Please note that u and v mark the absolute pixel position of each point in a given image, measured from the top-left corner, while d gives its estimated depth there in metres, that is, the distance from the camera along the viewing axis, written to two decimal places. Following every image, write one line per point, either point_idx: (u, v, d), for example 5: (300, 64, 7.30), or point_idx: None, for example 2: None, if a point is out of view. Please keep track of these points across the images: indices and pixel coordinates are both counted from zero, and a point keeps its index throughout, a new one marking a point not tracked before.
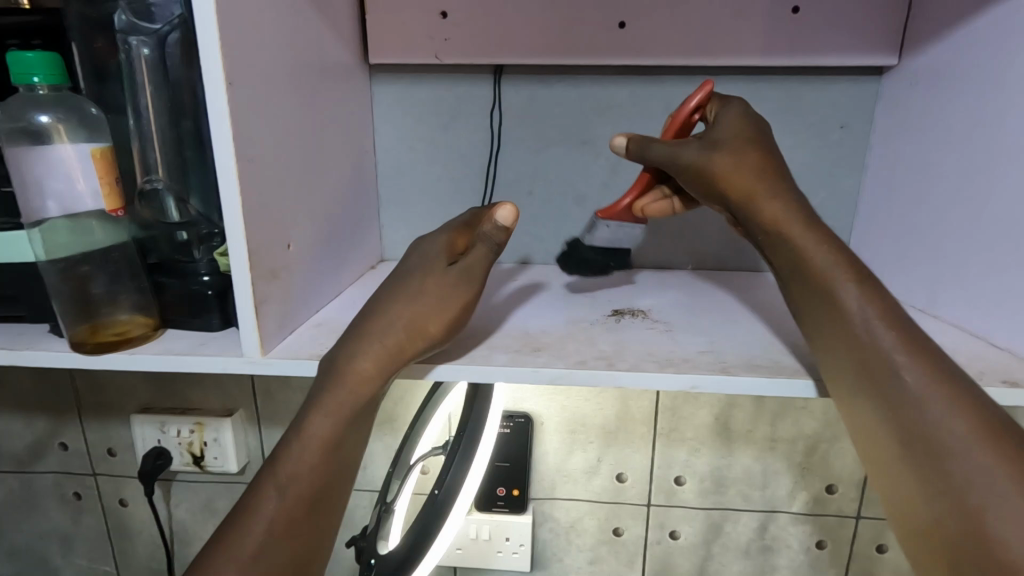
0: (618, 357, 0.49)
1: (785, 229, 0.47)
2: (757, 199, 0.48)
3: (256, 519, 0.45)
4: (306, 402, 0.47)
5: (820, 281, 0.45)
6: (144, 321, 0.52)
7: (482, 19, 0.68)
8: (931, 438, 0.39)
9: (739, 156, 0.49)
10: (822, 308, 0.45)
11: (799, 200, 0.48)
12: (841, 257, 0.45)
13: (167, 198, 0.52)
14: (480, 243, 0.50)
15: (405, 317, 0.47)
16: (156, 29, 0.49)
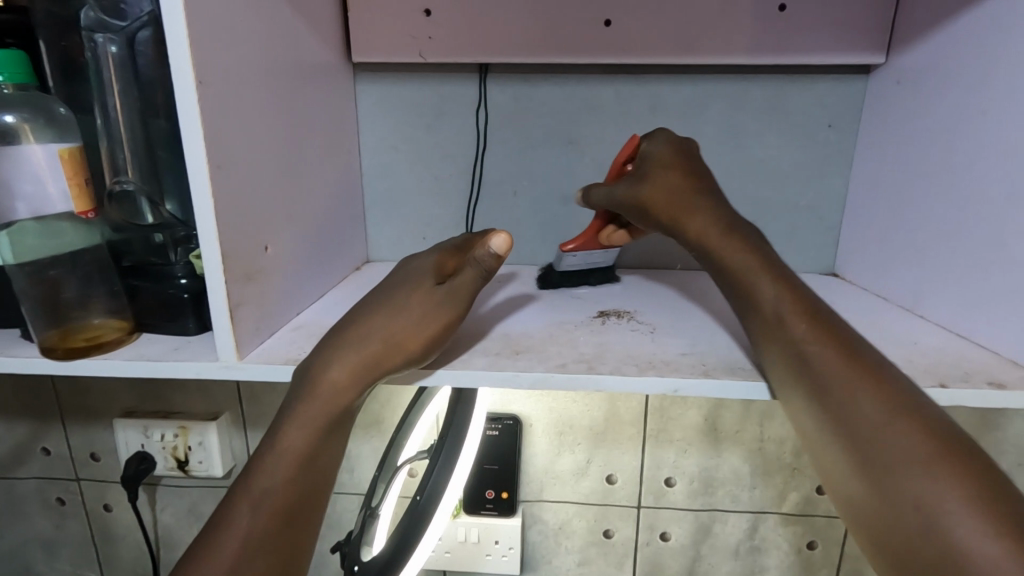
0: (601, 360, 0.49)
1: (716, 244, 0.49)
2: (688, 219, 0.50)
3: (228, 532, 0.44)
4: (281, 414, 0.47)
5: (747, 295, 0.47)
6: (117, 325, 0.51)
7: (466, 18, 0.67)
8: (867, 444, 0.38)
9: (665, 182, 0.53)
10: (753, 322, 0.46)
11: (729, 214, 0.50)
12: (764, 267, 0.47)
13: (139, 200, 0.50)
14: (470, 266, 0.49)
15: (385, 328, 0.47)
16: (124, 26, 0.47)
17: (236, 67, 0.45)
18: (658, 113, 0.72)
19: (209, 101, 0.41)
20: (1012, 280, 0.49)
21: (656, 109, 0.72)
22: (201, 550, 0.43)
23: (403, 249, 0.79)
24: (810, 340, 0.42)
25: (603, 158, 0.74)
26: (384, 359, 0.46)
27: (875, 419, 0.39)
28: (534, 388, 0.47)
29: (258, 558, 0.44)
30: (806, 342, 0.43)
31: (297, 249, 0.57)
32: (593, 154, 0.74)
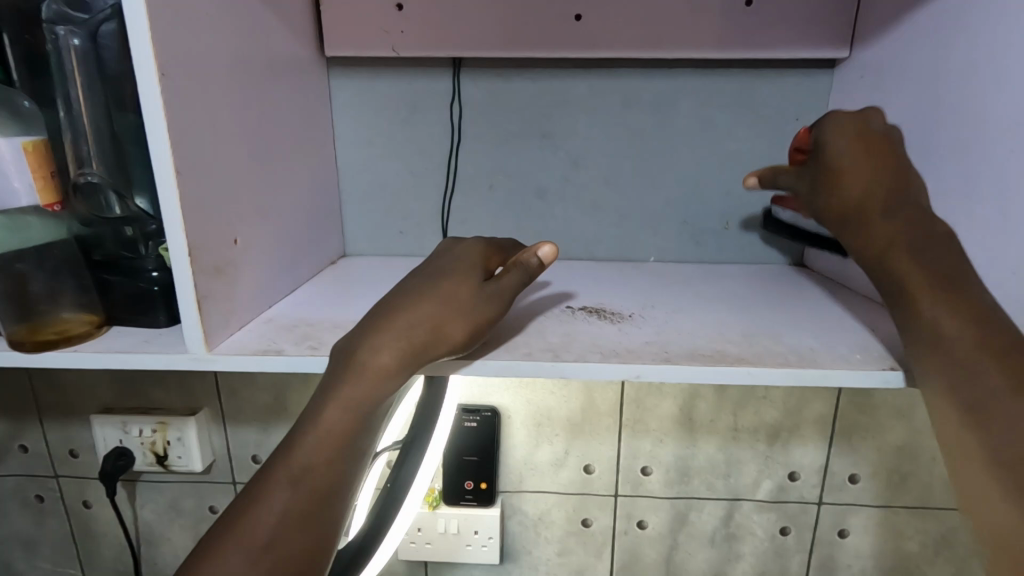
0: (566, 348, 0.50)
1: (901, 252, 0.46)
2: (869, 220, 0.48)
3: (267, 506, 0.42)
4: (321, 391, 0.46)
5: (914, 307, 0.44)
6: (87, 319, 0.51)
7: (437, 12, 0.67)
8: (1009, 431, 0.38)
9: (855, 176, 0.49)
10: (917, 335, 0.44)
11: (907, 219, 0.47)
12: (943, 285, 0.44)
13: (107, 192, 0.50)
14: (514, 270, 0.51)
15: (431, 317, 0.46)
16: (88, 19, 0.47)
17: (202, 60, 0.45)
18: (630, 107, 0.73)
19: (173, 94, 0.42)
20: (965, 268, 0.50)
21: (627, 103, 0.73)
22: (236, 522, 0.42)
23: (379, 243, 0.80)
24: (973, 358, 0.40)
25: (576, 152, 0.75)
26: (425, 348, 0.46)
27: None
28: (501, 376, 0.48)
29: (292, 538, 0.42)
30: (975, 363, 0.40)
31: (268, 242, 0.57)
32: (566, 147, 0.75)
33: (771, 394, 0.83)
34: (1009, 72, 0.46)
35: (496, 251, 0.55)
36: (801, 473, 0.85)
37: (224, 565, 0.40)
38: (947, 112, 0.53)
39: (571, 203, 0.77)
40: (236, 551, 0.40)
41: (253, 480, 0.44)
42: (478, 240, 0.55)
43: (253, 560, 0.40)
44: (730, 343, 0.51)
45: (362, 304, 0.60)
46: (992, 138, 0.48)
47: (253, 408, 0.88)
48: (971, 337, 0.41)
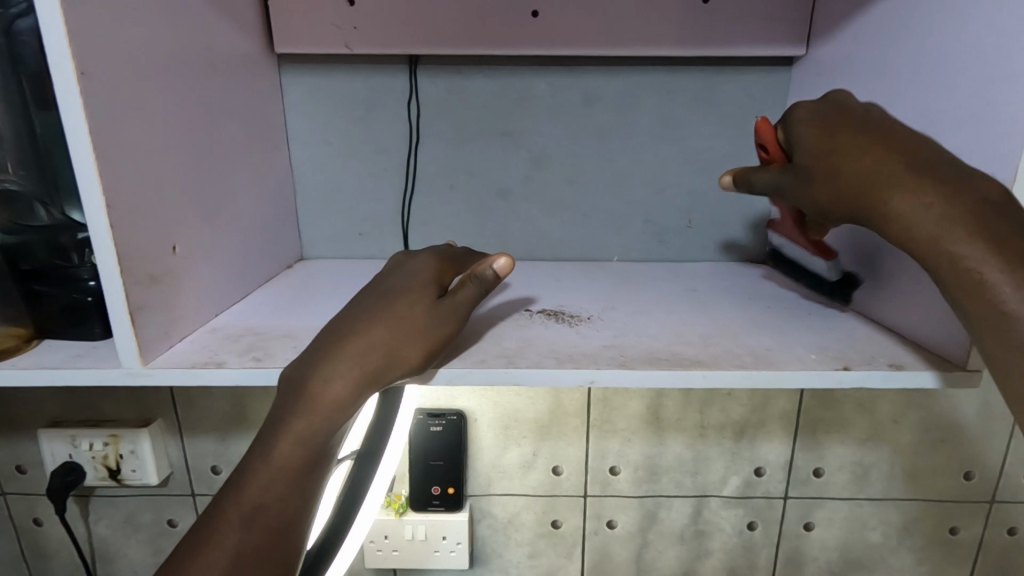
0: (520, 354, 0.49)
1: (958, 234, 0.39)
2: (909, 198, 0.41)
3: (217, 548, 0.40)
4: (272, 421, 0.44)
5: (996, 310, 0.39)
6: (13, 332, 0.48)
7: (391, 9, 0.65)
8: None
9: (870, 153, 0.43)
10: (994, 329, 0.39)
11: (966, 193, 0.40)
12: (1021, 270, 0.38)
13: (28, 198, 0.49)
14: (470, 282, 0.49)
15: (385, 340, 0.45)
16: (2, 13, 0.45)
17: (128, 58, 0.43)
18: (591, 105, 0.72)
19: (95, 94, 0.39)
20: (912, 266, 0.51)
21: (588, 101, 0.72)
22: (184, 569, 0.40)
23: (338, 246, 0.77)
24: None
25: (537, 151, 0.74)
26: (382, 373, 0.45)
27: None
28: (454, 384, 0.47)
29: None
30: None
31: (212, 248, 0.55)
32: (526, 146, 0.74)
33: (736, 391, 0.83)
34: (955, 72, 0.47)
35: (451, 263, 0.53)
36: (767, 468, 0.86)
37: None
38: (898, 111, 0.53)
39: (534, 203, 0.76)
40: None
41: (203, 520, 0.42)
42: (434, 252, 0.54)
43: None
44: (687, 346, 0.50)
45: (315, 311, 0.58)
46: (939, 138, 0.49)
47: (210, 417, 0.85)
48: None
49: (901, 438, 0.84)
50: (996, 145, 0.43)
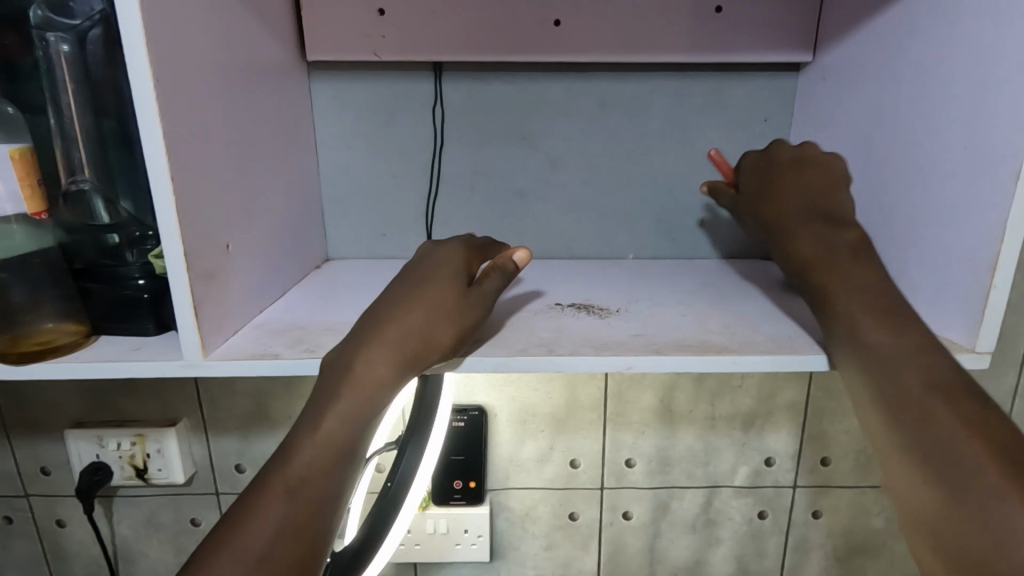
0: (558, 342, 0.51)
1: (817, 264, 0.50)
2: (794, 234, 0.52)
3: (264, 516, 0.43)
4: (315, 403, 0.46)
5: (841, 322, 0.47)
6: (72, 329, 0.50)
7: (418, 18, 0.68)
8: (934, 448, 0.40)
9: (775, 202, 0.55)
10: (840, 341, 0.47)
11: (833, 236, 0.50)
12: (862, 292, 0.47)
13: (95, 199, 0.51)
14: (495, 273, 0.52)
15: (421, 324, 0.48)
16: (74, 25, 0.49)
17: (187, 65, 0.45)
18: (607, 109, 0.76)
19: (162, 97, 0.42)
20: (911, 257, 0.54)
21: (604, 106, 0.75)
22: (230, 534, 0.42)
23: (362, 247, 0.80)
24: (897, 361, 0.43)
25: (556, 153, 0.77)
26: (420, 356, 0.47)
27: (950, 435, 0.40)
28: (497, 371, 0.50)
29: (292, 546, 0.42)
30: (896, 362, 0.44)
31: (256, 247, 0.57)
32: (546, 148, 0.77)
33: (745, 382, 0.86)
34: (947, 74, 0.50)
35: (476, 252, 0.56)
36: (775, 458, 0.89)
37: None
38: (901, 112, 0.55)
39: (553, 203, 0.79)
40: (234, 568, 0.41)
41: (249, 492, 0.44)
42: (458, 242, 0.56)
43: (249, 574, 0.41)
44: (712, 333, 0.53)
45: (353, 306, 0.60)
46: (930, 137, 0.52)
47: (235, 417, 0.87)
48: (884, 337, 0.45)
49: None
50: (995, 140, 0.45)
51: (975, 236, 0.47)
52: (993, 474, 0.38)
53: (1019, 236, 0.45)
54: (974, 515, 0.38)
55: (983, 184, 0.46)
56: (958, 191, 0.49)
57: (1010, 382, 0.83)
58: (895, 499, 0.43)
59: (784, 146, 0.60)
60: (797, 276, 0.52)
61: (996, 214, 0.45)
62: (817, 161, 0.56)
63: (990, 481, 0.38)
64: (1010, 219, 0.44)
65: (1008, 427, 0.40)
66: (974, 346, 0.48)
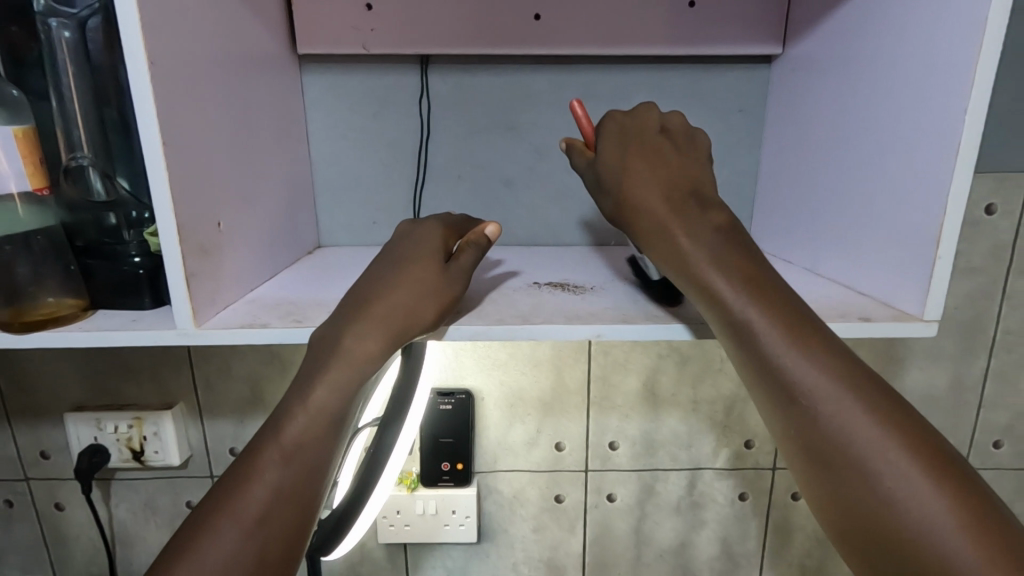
0: (532, 314, 0.54)
1: (704, 262, 0.48)
2: (669, 227, 0.50)
3: (260, 480, 0.45)
4: (306, 375, 0.49)
5: (742, 327, 0.46)
6: (73, 302, 0.53)
7: (405, 13, 0.71)
8: (843, 445, 0.43)
9: (636, 184, 0.52)
10: (739, 340, 0.46)
11: (712, 229, 0.49)
12: (754, 291, 0.46)
13: (94, 176, 0.54)
14: (470, 248, 0.55)
15: (405, 301, 0.50)
16: (74, 13, 0.52)
17: (181, 50, 0.48)
18: (587, 100, 0.79)
19: (158, 80, 0.45)
20: (870, 233, 0.56)
21: (585, 97, 0.78)
22: (228, 501, 0.44)
23: (353, 234, 0.83)
24: (796, 362, 0.44)
25: (539, 143, 0.80)
26: (406, 331, 0.50)
27: (853, 431, 0.43)
28: (473, 340, 0.52)
29: (286, 509, 0.45)
30: (793, 363, 0.44)
31: (249, 227, 0.60)
32: (529, 138, 0.80)
33: (726, 366, 0.89)
34: (896, 59, 0.53)
35: (454, 231, 0.59)
36: (756, 440, 0.92)
37: (218, 548, 0.43)
38: (860, 96, 0.58)
39: (537, 191, 0.82)
40: (230, 537, 0.43)
41: (243, 457, 0.47)
42: (437, 223, 0.59)
43: (248, 535, 0.44)
44: (680, 306, 0.56)
45: (341, 284, 0.63)
46: (884, 119, 0.54)
47: (230, 401, 0.89)
48: (783, 340, 0.45)
49: None
50: (939, 119, 0.48)
51: (922, 211, 0.50)
52: (887, 456, 0.42)
53: (960, 209, 0.47)
54: (873, 491, 0.42)
55: (927, 162, 0.49)
56: (910, 169, 0.51)
57: (981, 365, 0.85)
58: (798, 477, 0.47)
59: (647, 113, 0.58)
60: (675, 272, 0.50)
61: (940, 188, 0.48)
62: (673, 137, 0.55)
63: (885, 461, 0.42)
64: (952, 193, 0.47)
65: (906, 410, 0.44)
66: (923, 314, 0.50)
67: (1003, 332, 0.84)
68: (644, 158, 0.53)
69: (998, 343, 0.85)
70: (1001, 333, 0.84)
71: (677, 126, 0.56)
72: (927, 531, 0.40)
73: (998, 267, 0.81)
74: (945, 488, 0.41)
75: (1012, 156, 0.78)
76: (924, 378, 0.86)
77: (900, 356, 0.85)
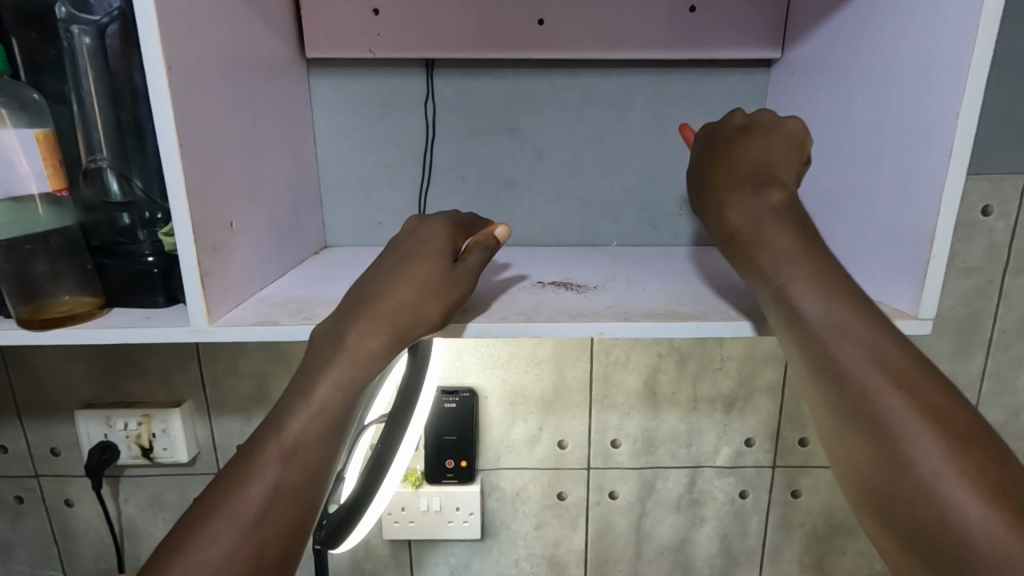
0: (535, 312, 0.56)
1: (755, 238, 0.49)
2: (733, 207, 0.51)
3: (262, 477, 0.46)
4: (309, 372, 0.50)
5: (782, 296, 0.48)
6: (89, 300, 0.54)
7: (411, 18, 0.73)
8: (869, 410, 0.44)
9: (717, 172, 0.54)
10: (781, 312, 0.48)
11: (773, 209, 0.50)
12: (801, 264, 0.47)
13: (110, 176, 0.56)
14: (477, 250, 0.56)
15: (410, 301, 0.51)
16: (95, 20, 0.53)
17: (195, 56, 0.50)
18: (589, 104, 0.80)
19: (174, 85, 0.47)
20: (866, 234, 0.58)
21: (587, 100, 0.80)
22: (228, 498, 0.46)
23: (358, 234, 0.84)
24: (835, 334, 0.45)
25: (541, 145, 0.81)
26: (410, 331, 0.51)
27: (883, 397, 0.43)
28: (478, 337, 0.54)
29: (287, 505, 0.47)
30: (832, 335, 0.46)
31: (258, 227, 0.61)
32: (532, 140, 0.81)
33: (726, 365, 0.90)
34: (892, 64, 0.54)
35: (458, 229, 0.60)
36: (756, 438, 0.93)
37: (217, 544, 0.44)
38: (857, 99, 0.59)
39: (539, 192, 0.83)
40: (229, 533, 0.44)
41: (244, 454, 0.48)
42: (442, 220, 0.60)
43: (248, 532, 0.45)
44: (680, 304, 0.57)
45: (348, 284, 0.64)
46: (880, 122, 0.56)
47: (237, 399, 0.91)
48: (824, 308, 0.46)
49: None
50: (932, 122, 0.49)
51: (917, 212, 0.51)
52: (913, 423, 0.42)
53: (952, 210, 0.49)
54: (896, 456, 0.42)
55: (922, 164, 0.50)
56: (904, 171, 0.53)
57: (978, 365, 0.87)
58: (829, 451, 0.48)
59: (733, 115, 0.59)
60: (732, 250, 0.52)
61: (933, 190, 0.49)
62: (758, 125, 0.56)
63: (911, 429, 0.42)
64: (945, 195, 0.49)
65: (944, 385, 0.43)
66: (916, 313, 0.52)
67: (999, 332, 0.85)
68: (726, 147, 0.55)
69: (995, 342, 0.86)
70: (998, 332, 0.85)
71: (767, 117, 0.57)
72: (949, 501, 0.39)
73: (993, 268, 0.83)
74: (974, 468, 0.40)
75: (1006, 158, 0.79)
76: None
77: None
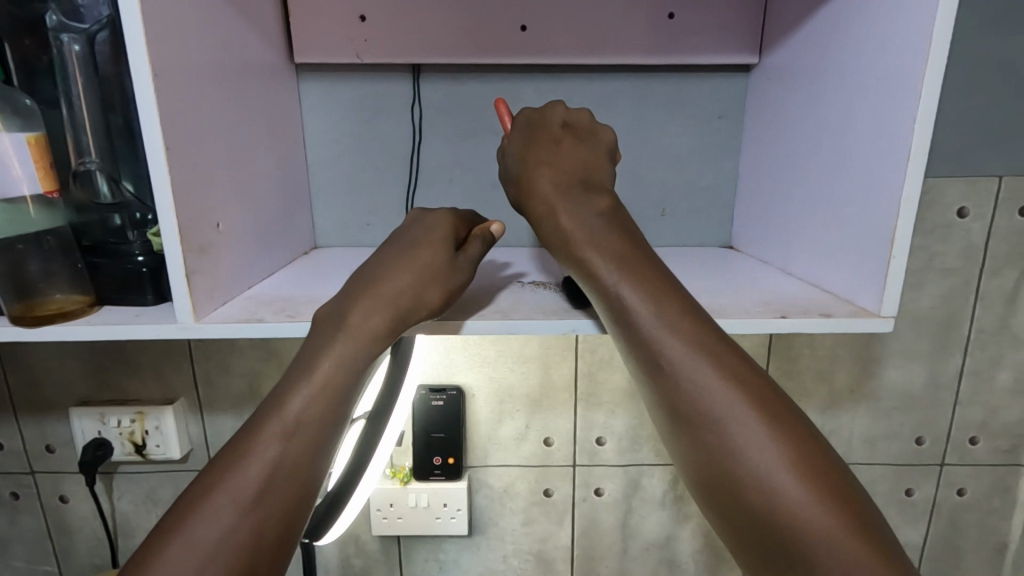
0: (514, 310, 0.57)
1: (586, 243, 0.53)
2: (562, 212, 0.55)
3: (262, 454, 0.48)
4: (311, 352, 0.51)
5: (616, 301, 0.51)
6: (79, 298, 0.56)
7: (397, 24, 0.75)
8: (697, 404, 0.48)
9: (541, 172, 0.58)
10: (612, 313, 0.52)
11: (598, 215, 0.55)
12: (629, 269, 0.52)
13: (100, 178, 0.58)
14: (477, 239, 0.59)
15: (411, 285, 0.53)
16: (85, 28, 0.55)
17: (183, 63, 0.52)
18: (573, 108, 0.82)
19: (161, 90, 0.48)
20: (836, 233, 0.59)
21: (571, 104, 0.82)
22: (228, 475, 0.47)
23: (348, 235, 0.86)
24: (663, 334, 0.49)
25: None
26: (410, 313, 0.53)
27: (709, 391, 0.48)
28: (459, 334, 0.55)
29: (286, 483, 0.48)
30: (661, 334, 0.50)
31: (245, 228, 0.63)
32: None
33: None
34: (858, 68, 0.56)
35: (462, 220, 0.62)
36: None
37: (219, 521, 0.46)
38: (828, 101, 0.61)
39: None
40: (232, 512, 0.46)
41: (246, 432, 0.50)
42: (446, 212, 0.62)
43: (248, 508, 0.47)
44: None
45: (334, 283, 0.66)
46: (848, 124, 0.58)
47: (229, 397, 0.92)
48: (652, 310, 0.50)
49: (858, 407, 0.90)
50: (894, 126, 0.51)
51: (880, 212, 0.53)
52: (736, 413, 0.47)
53: (912, 210, 0.50)
54: (724, 444, 0.47)
55: (883, 167, 0.52)
56: (868, 173, 0.54)
57: (957, 363, 0.88)
58: (670, 444, 0.52)
59: (555, 108, 0.62)
60: (562, 252, 0.55)
61: (894, 191, 0.51)
62: (577, 130, 0.61)
63: (734, 418, 0.47)
64: (905, 196, 0.50)
65: (753, 371, 0.50)
66: (880, 311, 0.53)
67: (977, 331, 0.87)
68: (548, 147, 0.59)
69: (973, 341, 0.87)
70: (975, 331, 0.87)
71: (586, 119, 0.62)
72: (769, 479, 0.45)
73: (970, 269, 0.84)
74: (786, 444, 0.46)
75: (981, 161, 0.81)
76: (901, 376, 0.89)
77: (877, 354, 0.88)
